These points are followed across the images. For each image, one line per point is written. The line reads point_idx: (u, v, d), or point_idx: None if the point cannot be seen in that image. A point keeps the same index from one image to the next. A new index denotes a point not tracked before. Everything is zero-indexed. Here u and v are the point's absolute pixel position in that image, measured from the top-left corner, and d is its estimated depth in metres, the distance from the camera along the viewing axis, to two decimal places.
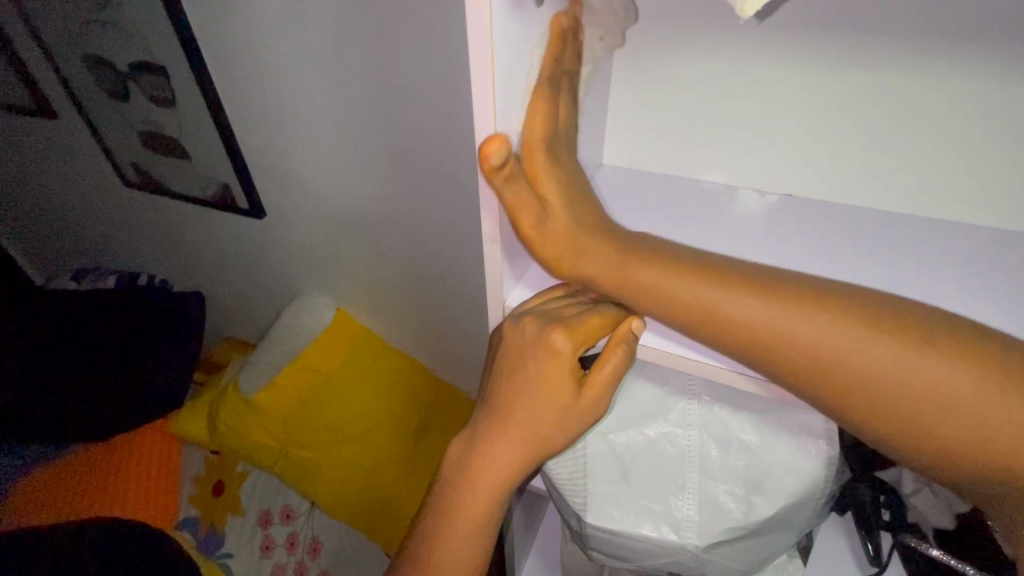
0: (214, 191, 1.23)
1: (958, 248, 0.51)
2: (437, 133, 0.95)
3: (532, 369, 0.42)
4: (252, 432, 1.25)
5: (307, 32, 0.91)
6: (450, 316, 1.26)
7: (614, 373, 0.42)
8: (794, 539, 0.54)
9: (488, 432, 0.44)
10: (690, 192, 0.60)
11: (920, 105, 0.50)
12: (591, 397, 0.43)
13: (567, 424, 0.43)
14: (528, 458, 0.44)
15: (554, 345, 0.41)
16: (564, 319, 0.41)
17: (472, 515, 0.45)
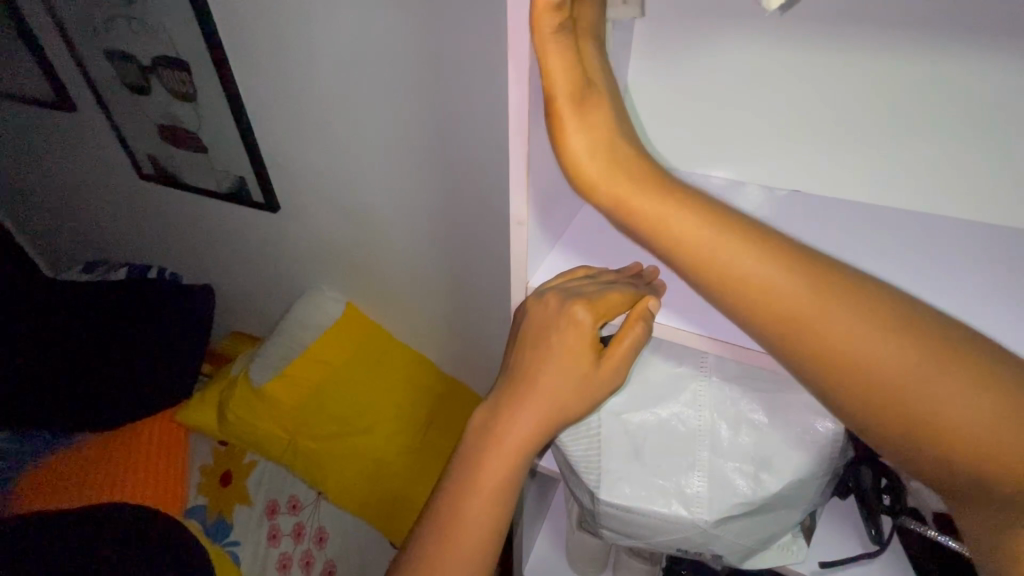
0: (230, 185, 1.26)
1: (949, 242, 0.55)
2: (452, 132, 0.97)
3: (555, 342, 0.45)
4: (261, 422, 1.27)
5: (328, 29, 0.94)
6: (459, 311, 1.28)
7: (633, 345, 0.44)
8: (799, 518, 0.56)
9: (510, 401, 0.47)
10: (703, 185, 0.64)
11: (925, 91, 0.53)
12: (610, 369, 0.46)
13: (586, 393, 0.46)
14: (549, 426, 0.46)
15: (576, 317, 0.44)
16: (587, 293, 0.43)
17: (494, 482, 0.47)
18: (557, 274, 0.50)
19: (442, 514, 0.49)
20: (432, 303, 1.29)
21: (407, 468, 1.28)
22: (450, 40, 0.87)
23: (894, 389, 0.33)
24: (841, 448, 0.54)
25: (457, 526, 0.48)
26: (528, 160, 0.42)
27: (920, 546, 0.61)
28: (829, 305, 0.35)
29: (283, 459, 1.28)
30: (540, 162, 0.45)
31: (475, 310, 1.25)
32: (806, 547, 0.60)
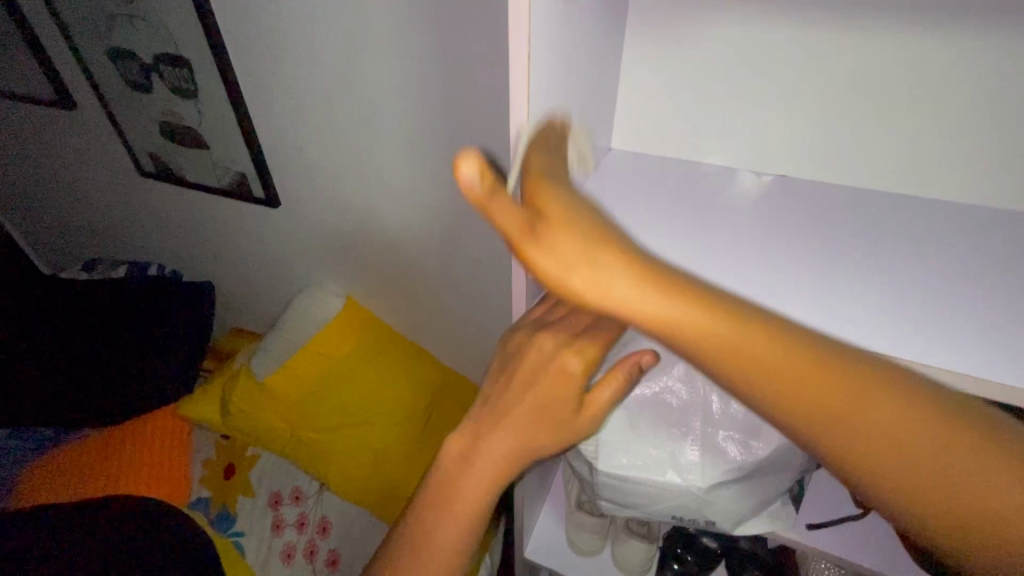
0: (230, 181, 1.28)
1: (903, 225, 0.64)
2: (449, 124, 0.99)
3: (538, 386, 0.56)
4: (264, 414, 1.29)
5: (328, 27, 0.96)
6: (457, 304, 1.30)
7: (610, 395, 0.53)
8: (787, 484, 0.59)
9: (499, 416, 0.58)
10: (694, 173, 0.74)
11: (868, 82, 0.64)
12: (588, 416, 0.54)
13: (560, 435, 0.55)
14: (524, 450, 0.57)
15: (560, 373, 0.54)
16: (573, 348, 0.54)
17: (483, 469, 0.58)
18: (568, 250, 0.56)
19: (444, 474, 0.61)
20: (431, 295, 1.31)
21: (408, 459, 1.30)
22: (448, 32, 0.89)
23: (867, 451, 0.34)
24: None
25: (459, 485, 0.59)
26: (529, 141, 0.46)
27: None
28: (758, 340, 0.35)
29: (286, 451, 1.30)
30: None
31: (474, 302, 1.27)
32: (794, 513, 0.63)
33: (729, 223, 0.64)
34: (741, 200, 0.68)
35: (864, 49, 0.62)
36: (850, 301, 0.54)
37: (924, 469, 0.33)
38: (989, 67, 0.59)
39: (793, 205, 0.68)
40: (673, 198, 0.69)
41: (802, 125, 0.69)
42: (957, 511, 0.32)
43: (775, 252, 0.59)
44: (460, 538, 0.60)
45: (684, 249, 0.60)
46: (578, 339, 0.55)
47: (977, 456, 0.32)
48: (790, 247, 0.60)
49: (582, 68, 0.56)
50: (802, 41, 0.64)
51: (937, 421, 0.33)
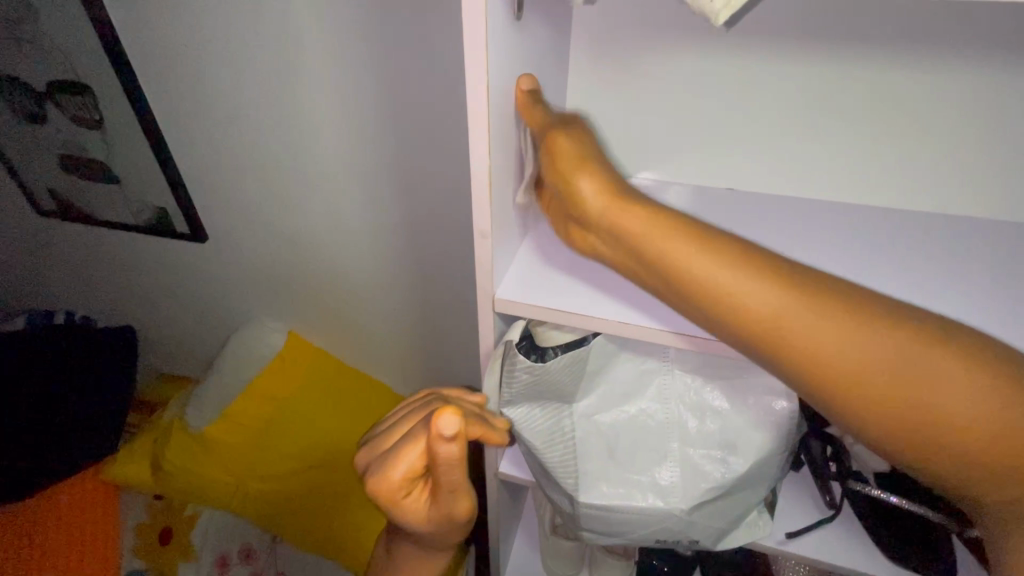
0: (148, 217, 1.17)
1: (863, 226, 0.64)
2: (389, 148, 0.94)
3: (389, 507, 0.50)
4: (205, 468, 1.18)
5: (248, 48, 0.89)
6: (410, 331, 1.23)
7: (448, 483, 0.47)
8: (764, 493, 0.59)
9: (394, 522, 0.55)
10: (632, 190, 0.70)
11: (817, 93, 0.62)
12: (447, 500, 0.49)
13: (435, 517, 0.50)
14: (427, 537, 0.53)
15: (391, 494, 0.48)
16: (383, 471, 0.48)
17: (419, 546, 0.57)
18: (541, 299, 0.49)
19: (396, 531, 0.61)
20: (381, 324, 1.24)
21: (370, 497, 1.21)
22: (382, 52, 0.84)
23: (839, 373, 0.34)
24: (797, 422, 0.56)
25: (420, 550, 0.59)
26: (490, 172, 0.43)
27: (865, 505, 0.64)
28: (780, 295, 0.35)
29: (231, 503, 1.19)
30: (501, 168, 0.46)
31: (426, 329, 1.21)
32: (772, 521, 0.64)
33: None
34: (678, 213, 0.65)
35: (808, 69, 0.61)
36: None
37: (891, 398, 0.34)
38: (919, 84, 0.60)
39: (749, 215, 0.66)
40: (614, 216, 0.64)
41: (749, 140, 0.67)
42: (926, 432, 0.33)
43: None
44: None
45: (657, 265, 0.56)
46: (391, 457, 0.48)
47: (945, 368, 0.33)
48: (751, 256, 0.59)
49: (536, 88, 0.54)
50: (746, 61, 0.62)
51: (919, 343, 0.33)
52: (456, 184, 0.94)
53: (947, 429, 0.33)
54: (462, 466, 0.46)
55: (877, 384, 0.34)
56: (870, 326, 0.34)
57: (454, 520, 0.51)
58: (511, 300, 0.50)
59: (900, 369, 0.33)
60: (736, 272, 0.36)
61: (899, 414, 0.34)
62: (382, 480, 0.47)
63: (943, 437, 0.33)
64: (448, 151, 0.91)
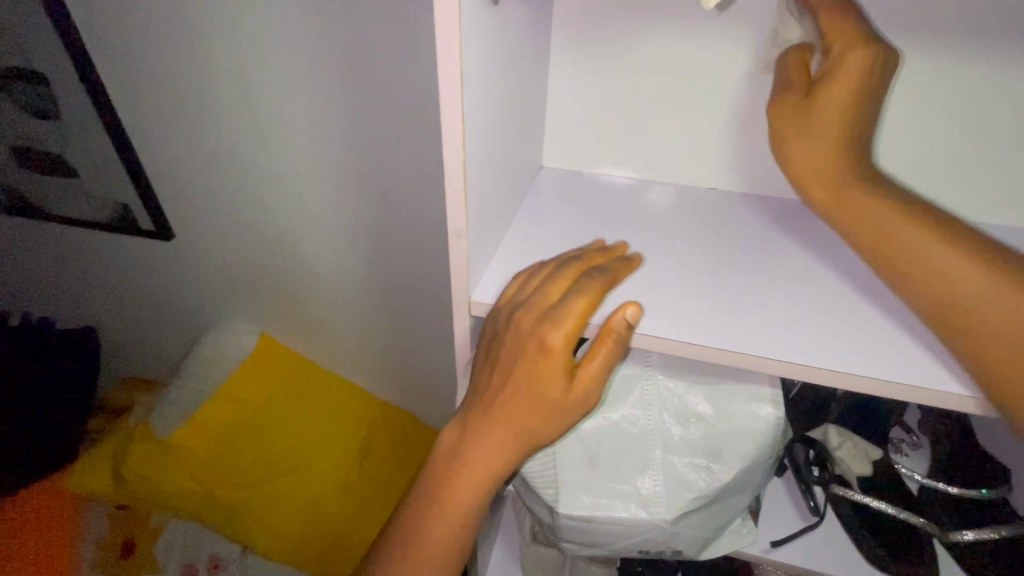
0: (109, 212, 1.11)
1: None
2: (362, 144, 0.89)
3: (523, 362, 0.41)
4: (168, 478, 1.11)
5: (211, 37, 0.84)
6: (386, 333, 1.19)
7: (604, 366, 0.40)
8: (747, 501, 0.57)
9: (477, 425, 0.43)
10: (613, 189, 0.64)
11: None
12: (581, 392, 0.41)
13: (560, 416, 0.41)
14: (518, 449, 0.42)
15: (546, 339, 0.40)
16: (553, 312, 0.40)
17: (487, 465, 0.42)
18: (517, 280, 0.46)
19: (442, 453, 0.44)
20: (357, 325, 1.19)
21: (347, 504, 1.16)
22: (352, 42, 0.79)
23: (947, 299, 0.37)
24: (783, 429, 0.55)
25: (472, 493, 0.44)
26: (464, 167, 0.40)
27: (849, 511, 0.63)
28: (905, 222, 0.38)
29: (198, 514, 1.14)
30: (477, 165, 0.43)
31: (403, 330, 1.17)
32: (755, 528, 0.62)
33: (663, 245, 0.55)
34: (664, 214, 0.60)
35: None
36: (830, 326, 0.47)
37: (971, 318, 0.36)
38: None
39: (752, 212, 0.60)
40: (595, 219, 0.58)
41: None
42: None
43: (736, 262, 0.53)
44: (458, 542, 0.45)
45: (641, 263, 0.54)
46: (556, 309, 0.41)
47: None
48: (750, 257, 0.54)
49: (516, 81, 0.51)
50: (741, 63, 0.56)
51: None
52: (433, 182, 0.90)
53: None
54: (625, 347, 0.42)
55: (975, 304, 0.36)
56: (988, 266, 0.36)
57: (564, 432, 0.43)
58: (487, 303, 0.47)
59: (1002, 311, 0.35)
60: (867, 197, 0.39)
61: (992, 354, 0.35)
62: (543, 330, 0.40)
63: None
64: (424, 147, 0.87)
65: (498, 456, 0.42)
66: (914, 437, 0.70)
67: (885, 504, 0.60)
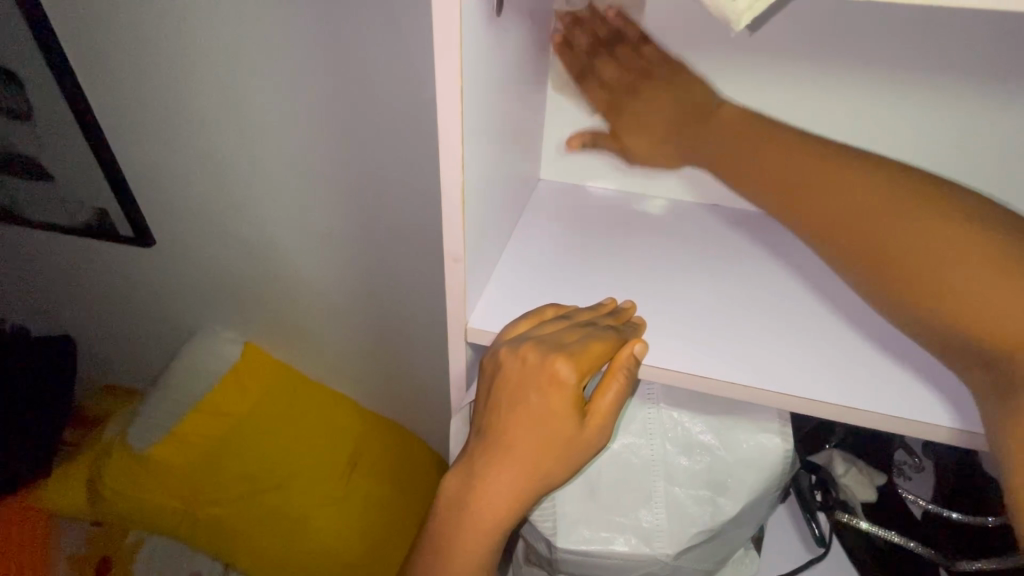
0: (86, 218, 1.06)
1: None
2: (352, 151, 0.86)
3: (533, 400, 0.38)
4: (147, 493, 1.07)
5: (193, 38, 0.80)
6: (375, 343, 1.15)
7: (616, 401, 0.39)
8: (751, 532, 0.55)
9: (482, 470, 0.39)
10: (615, 205, 0.61)
11: None
12: (593, 429, 0.39)
13: (571, 458, 0.38)
14: (528, 495, 0.39)
15: (558, 374, 0.37)
16: (565, 345, 0.37)
17: (499, 513, 0.39)
18: (523, 315, 0.43)
19: (450, 502, 0.41)
20: (345, 335, 1.16)
21: (332, 524, 1.11)
22: (341, 47, 0.75)
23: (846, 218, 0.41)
24: (791, 459, 0.53)
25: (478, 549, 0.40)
26: (462, 188, 0.37)
27: (854, 539, 0.61)
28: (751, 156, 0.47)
29: (179, 531, 1.09)
30: (475, 184, 0.40)
31: (394, 339, 1.13)
32: (758, 557, 0.60)
33: (668, 265, 0.53)
34: (667, 232, 0.57)
35: (825, 85, 0.53)
36: (844, 358, 0.45)
37: (871, 226, 0.39)
38: None
39: (760, 232, 0.58)
40: (597, 238, 0.56)
41: None
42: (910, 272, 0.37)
43: (744, 288, 0.51)
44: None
45: (645, 282, 0.51)
46: (566, 343, 0.38)
47: (937, 225, 0.37)
48: (758, 280, 0.52)
49: (515, 92, 0.48)
50: (751, 79, 0.54)
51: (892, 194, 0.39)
52: (426, 190, 0.87)
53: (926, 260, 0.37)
54: (634, 385, 0.39)
55: (851, 214, 0.40)
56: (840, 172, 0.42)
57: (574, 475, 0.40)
58: (485, 329, 0.45)
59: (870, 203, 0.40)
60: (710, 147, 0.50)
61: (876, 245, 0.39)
62: (545, 364, 0.37)
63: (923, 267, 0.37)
64: (417, 155, 0.84)
65: (503, 504, 0.38)
66: (917, 458, 0.68)
67: (890, 533, 0.58)
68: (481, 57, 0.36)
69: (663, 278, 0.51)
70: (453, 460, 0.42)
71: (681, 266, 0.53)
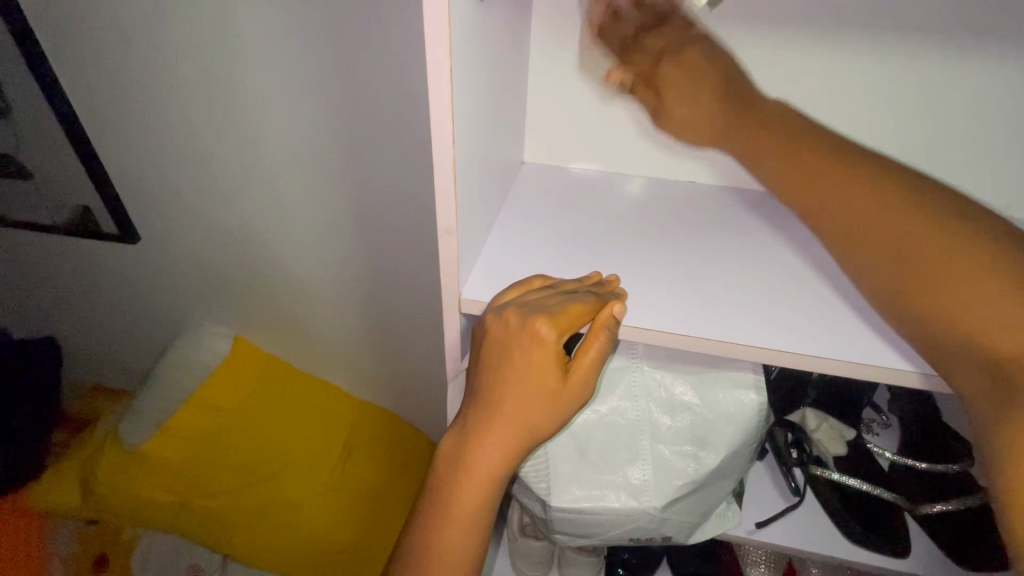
0: (69, 216, 1.06)
1: None
2: (338, 140, 0.87)
3: (517, 359, 0.40)
4: (142, 488, 1.08)
5: (174, 33, 0.81)
6: (365, 331, 1.17)
7: (597, 358, 0.41)
8: (732, 485, 0.59)
9: (474, 428, 0.41)
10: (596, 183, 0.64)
11: None
12: (577, 385, 0.42)
13: (557, 412, 0.41)
14: (518, 450, 0.41)
15: (539, 334, 0.40)
16: (546, 308, 0.40)
17: (490, 467, 0.41)
18: (512, 286, 0.46)
19: (445, 460, 0.43)
20: (335, 325, 1.17)
21: (330, 509, 1.13)
22: (324, 34, 0.76)
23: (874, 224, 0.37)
24: (766, 414, 0.56)
25: (473, 506, 0.42)
26: (453, 163, 0.39)
27: (828, 491, 0.65)
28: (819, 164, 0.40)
29: (176, 524, 1.10)
30: (464, 159, 0.43)
31: (384, 328, 1.15)
32: (739, 511, 0.64)
33: (648, 236, 0.56)
34: (645, 205, 0.61)
35: (797, 62, 0.55)
36: (812, 314, 0.48)
37: (907, 247, 0.36)
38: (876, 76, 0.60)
39: (731, 205, 0.62)
40: (580, 214, 0.59)
41: None
42: (947, 306, 0.34)
43: (721, 253, 0.54)
44: (470, 552, 0.43)
45: (626, 252, 0.54)
46: (548, 305, 0.40)
47: (927, 217, 0.36)
48: (733, 247, 0.55)
49: (500, 73, 0.50)
50: (723, 57, 0.57)
51: (944, 221, 0.35)
52: (412, 176, 0.89)
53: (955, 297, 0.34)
54: (613, 343, 0.42)
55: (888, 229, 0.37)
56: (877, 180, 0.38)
57: (560, 430, 0.43)
58: (478, 299, 0.47)
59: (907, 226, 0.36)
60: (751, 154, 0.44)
61: (907, 268, 0.36)
62: (528, 325, 0.39)
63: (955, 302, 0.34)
64: (403, 140, 0.85)
65: (495, 460, 0.41)
66: (884, 416, 0.74)
67: (862, 483, 0.63)
68: (466, 39, 0.38)
69: (645, 249, 0.54)
70: (448, 422, 0.45)
71: (658, 236, 0.56)
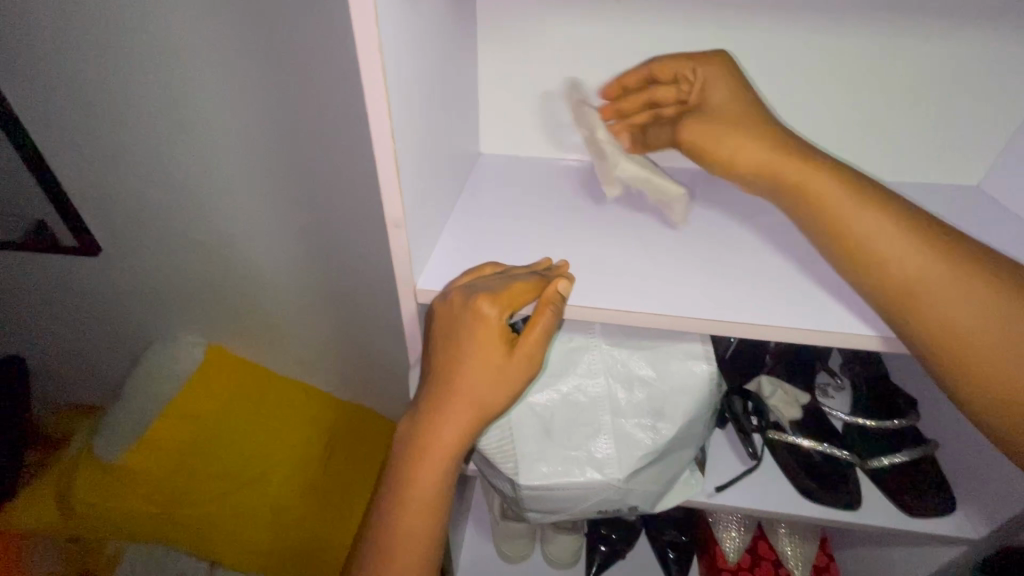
0: (25, 233, 1.03)
1: None
2: (295, 140, 0.87)
3: (464, 338, 0.42)
4: (122, 500, 1.06)
5: (116, 41, 0.79)
6: (339, 330, 1.17)
7: (543, 334, 0.43)
8: (692, 453, 0.62)
9: (430, 408, 0.43)
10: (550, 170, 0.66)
11: None
12: (523, 361, 0.43)
13: (507, 387, 0.43)
14: (473, 427, 0.43)
15: (482, 312, 0.41)
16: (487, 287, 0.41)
17: (446, 446, 0.43)
18: (463, 272, 0.47)
19: (404, 442, 0.45)
20: (309, 325, 1.17)
21: (315, 508, 1.14)
22: (272, 33, 0.76)
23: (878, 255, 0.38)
24: (719, 382, 0.59)
25: (434, 486, 0.44)
26: (395, 156, 0.40)
27: (786, 453, 0.68)
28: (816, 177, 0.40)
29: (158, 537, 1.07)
30: (409, 150, 0.43)
31: (358, 326, 1.16)
32: (702, 477, 0.67)
33: (600, 220, 0.58)
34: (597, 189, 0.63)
35: (730, 43, 0.58)
36: (752, 284, 0.51)
37: (932, 281, 0.37)
38: None
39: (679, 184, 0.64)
40: (535, 202, 0.60)
41: None
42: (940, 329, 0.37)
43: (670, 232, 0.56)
44: (433, 529, 0.45)
45: (579, 235, 0.56)
46: (492, 285, 0.42)
47: (934, 252, 0.37)
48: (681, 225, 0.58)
49: (444, 69, 0.51)
50: (661, 40, 0.58)
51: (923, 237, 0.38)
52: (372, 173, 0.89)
53: (955, 326, 0.37)
54: (559, 320, 0.44)
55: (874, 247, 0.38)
56: (870, 199, 0.39)
57: (513, 405, 0.45)
58: (433, 289, 0.49)
59: (911, 258, 0.37)
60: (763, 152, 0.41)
61: (913, 291, 0.37)
62: (472, 303, 0.41)
63: (972, 329, 0.36)
64: (360, 138, 0.85)
65: (450, 437, 0.43)
66: (838, 379, 0.77)
67: (816, 443, 0.67)
68: (398, 36, 0.39)
69: (597, 233, 0.56)
70: (405, 408, 0.46)
71: (609, 219, 0.58)
